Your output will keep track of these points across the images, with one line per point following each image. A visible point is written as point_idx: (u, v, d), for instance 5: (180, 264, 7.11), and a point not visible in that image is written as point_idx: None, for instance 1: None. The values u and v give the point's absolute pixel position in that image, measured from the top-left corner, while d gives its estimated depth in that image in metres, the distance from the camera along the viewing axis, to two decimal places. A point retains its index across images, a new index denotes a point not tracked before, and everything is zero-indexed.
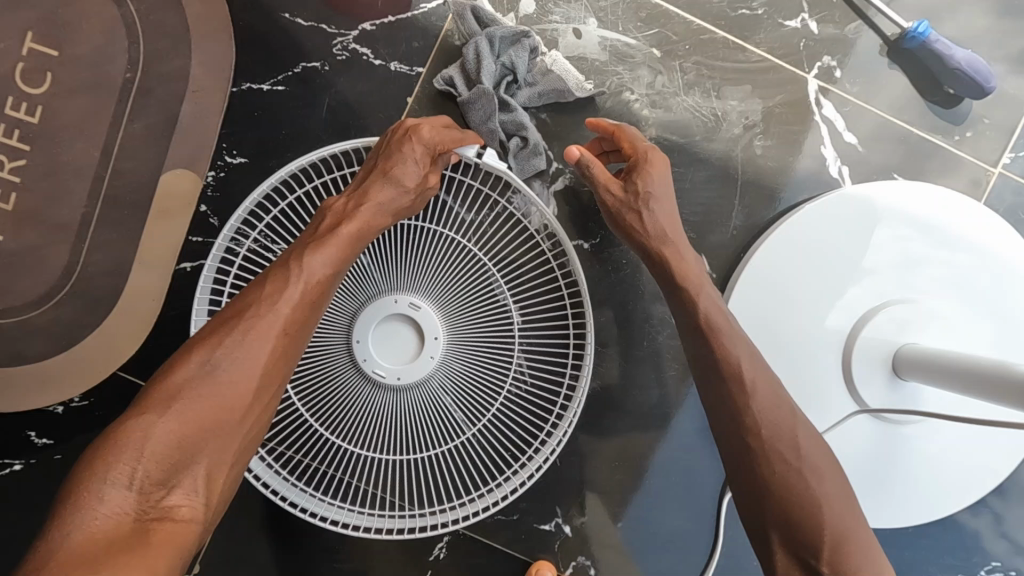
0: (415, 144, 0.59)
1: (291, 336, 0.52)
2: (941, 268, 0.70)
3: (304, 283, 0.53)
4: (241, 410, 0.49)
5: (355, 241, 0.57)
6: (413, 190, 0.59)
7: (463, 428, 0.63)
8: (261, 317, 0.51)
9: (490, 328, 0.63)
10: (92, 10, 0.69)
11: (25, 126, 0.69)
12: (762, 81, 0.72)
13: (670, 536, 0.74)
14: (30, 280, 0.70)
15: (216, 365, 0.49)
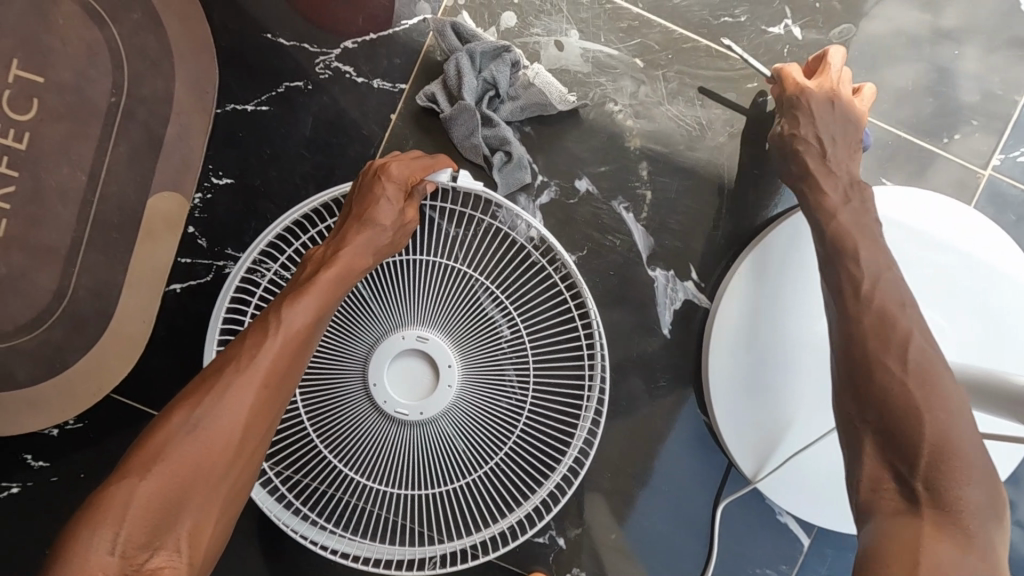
0: (387, 183, 0.61)
1: (275, 385, 0.52)
2: (925, 268, 0.70)
3: (282, 332, 0.53)
4: (223, 464, 0.49)
5: (338, 283, 0.56)
6: (390, 227, 0.60)
7: (482, 458, 0.62)
8: (243, 370, 0.51)
9: (504, 356, 0.61)
10: (75, 35, 0.69)
11: (12, 152, 0.69)
12: (746, 88, 0.72)
13: (665, 547, 0.74)
14: (22, 304, 0.70)
15: (197, 421, 0.49)
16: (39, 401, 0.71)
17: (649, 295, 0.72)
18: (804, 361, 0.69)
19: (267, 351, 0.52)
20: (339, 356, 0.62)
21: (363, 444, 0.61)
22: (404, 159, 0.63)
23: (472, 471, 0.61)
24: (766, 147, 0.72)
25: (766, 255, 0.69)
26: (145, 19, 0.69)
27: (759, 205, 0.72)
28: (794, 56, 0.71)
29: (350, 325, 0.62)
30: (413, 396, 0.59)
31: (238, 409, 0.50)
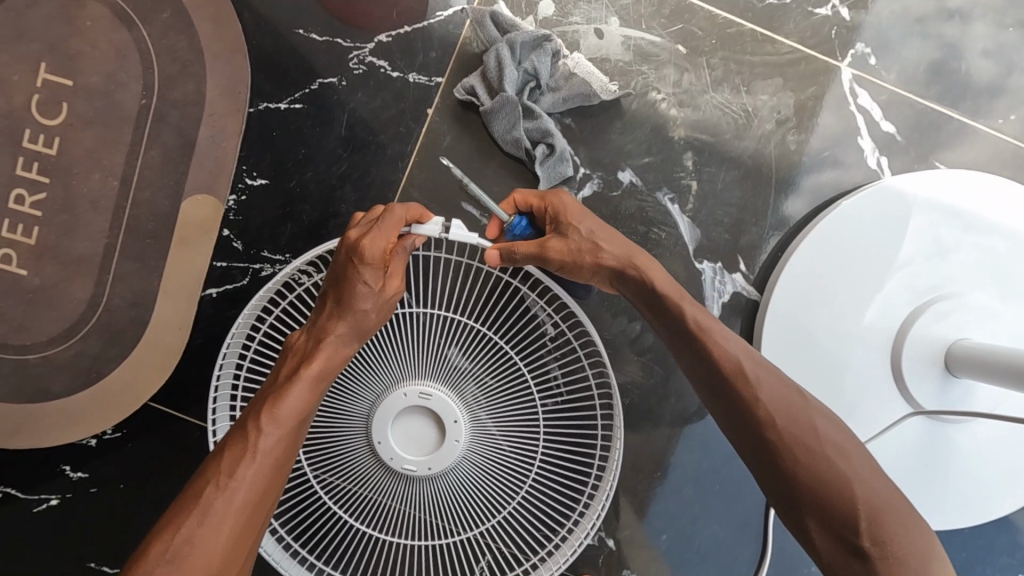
0: (362, 265, 0.54)
1: (256, 506, 0.48)
2: (972, 251, 0.67)
3: (257, 454, 0.49)
4: None
5: (318, 383, 0.52)
6: (372, 313, 0.54)
7: (496, 508, 0.59)
8: (220, 495, 0.47)
9: (514, 403, 0.58)
10: (104, 37, 0.67)
11: (43, 159, 0.68)
12: (793, 74, 0.69)
13: (716, 549, 0.72)
14: (54, 314, 0.69)
15: (173, 557, 0.45)
16: (77, 412, 0.69)
17: (696, 290, 0.70)
18: (862, 357, 0.67)
19: (244, 477, 0.48)
20: (340, 413, 0.59)
21: (373, 500, 0.59)
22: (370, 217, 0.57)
23: (487, 521, 0.59)
24: (815, 134, 0.70)
25: (816, 247, 0.67)
26: (174, 18, 0.68)
27: (808, 195, 0.70)
28: (843, 39, 0.69)
29: (350, 382, 0.59)
30: (420, 452, 0.57)
31: (217, 541, 0.46)
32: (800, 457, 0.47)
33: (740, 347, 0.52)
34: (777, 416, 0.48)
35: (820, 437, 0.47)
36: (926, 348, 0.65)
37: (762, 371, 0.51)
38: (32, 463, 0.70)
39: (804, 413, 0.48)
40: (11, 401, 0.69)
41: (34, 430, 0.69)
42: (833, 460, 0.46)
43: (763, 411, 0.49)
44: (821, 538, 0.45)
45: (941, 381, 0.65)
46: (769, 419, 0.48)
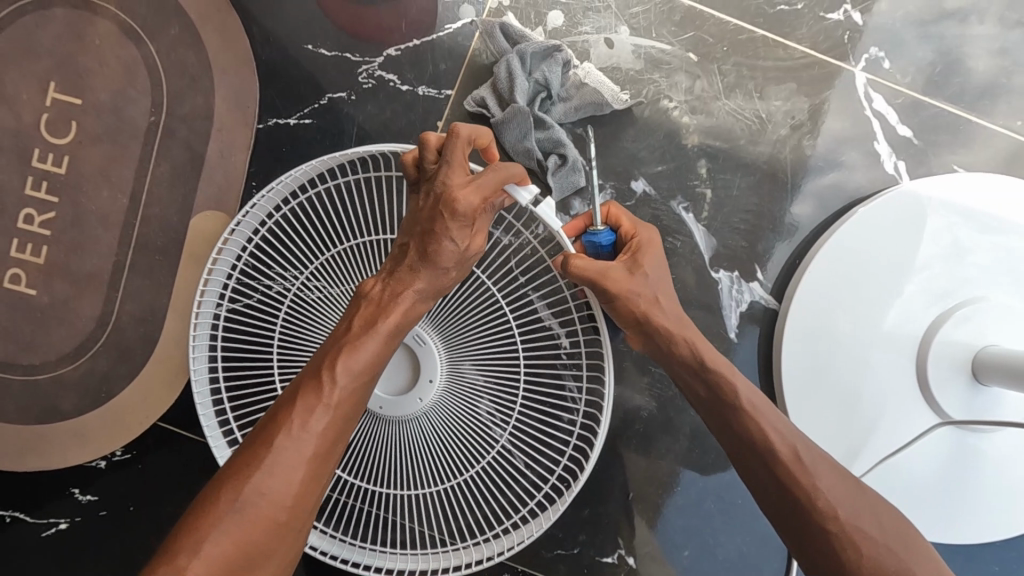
0: (453, 216, 0.50)
1: (327, 450, 0.48)
2: (993, 253, 0.65)
3: (333, 400, 0.48)
4: (275, 543, 0.45)
5: (392, 337, 0.51)
6: (453, 268, 0.52)
7: (470, 462, 0.59)
8: (293, 436, 0.46)
9: (488, 351, 0.58)
10: (113, 54, 0.67)
11: (52, 178, 0.67)
12: (806, 78, 0.68)
13: (739, 562, 0.70)
14: (64, 334, 0.68)
15: (248, 496, 0.44)
16: (87, 432, 0.68)
17: (713, 299, 0.69)
18: (886, 367, 0.65)
19: (318, 423, 0.47)
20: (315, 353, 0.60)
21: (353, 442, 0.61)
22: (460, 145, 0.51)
23: (462, 474, 0.59)
24: (832, 139, 0.69)
25: (835, 252, 0.65)
26: (182, 34, 0.67)
27: (825, 201, 0.69)
28: (855, 43, 0.68)
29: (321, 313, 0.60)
30: (392, 390, 0.59)
31: (290, 489, 0.45)
32: (864, 551, 0.47)
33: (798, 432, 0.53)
34: (837, 507, 0.48)
35: (883, 531, 0.48)
36: (951, 356, 0.64)
37: (815, 456, 0.51)
38: (40, 485, 0.69)
39: (869, 509, 0.49)
40: (22, 422, 0.69)
41: (42, 452, 0.68)
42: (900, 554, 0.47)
43: (825, 504, 0.48)
44: None
45: (970, 387, 0.64)
46: (833, 510, 0.48)
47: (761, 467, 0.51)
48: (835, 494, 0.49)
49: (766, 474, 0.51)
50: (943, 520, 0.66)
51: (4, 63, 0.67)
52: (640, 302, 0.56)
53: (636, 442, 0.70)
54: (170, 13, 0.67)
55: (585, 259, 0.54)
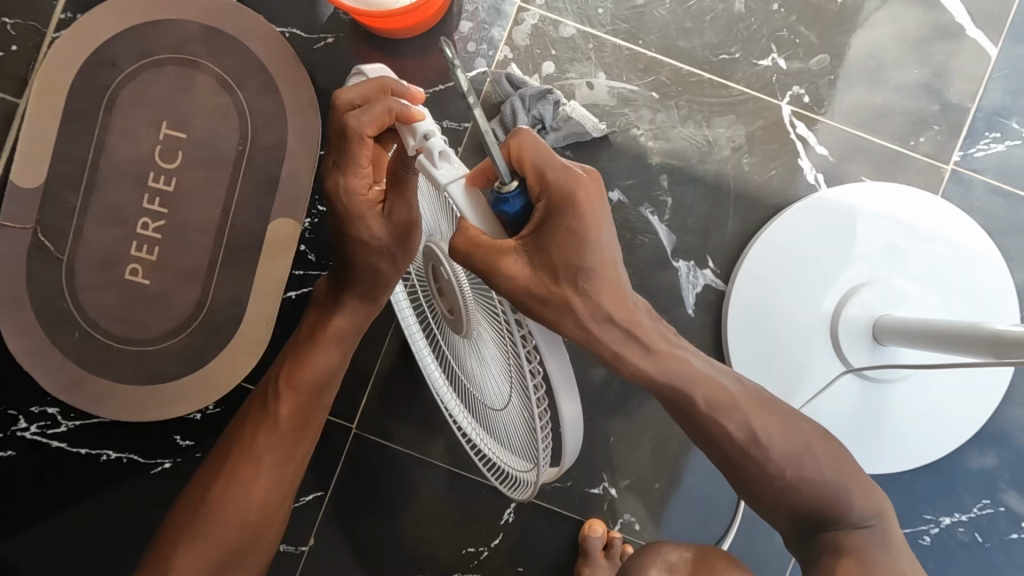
0: (360, 209, 0.62)
1: (297, 430, 0.73)
2: (920, 257, 0.84)
3: (294, 390, 0.72)
4: (274, 486, 0.71)
5: (338, 333, 0.72)
6: (376, 247, 0.64)
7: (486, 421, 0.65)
8: (270, 422, 0.72)
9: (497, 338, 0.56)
10: (210, 100, 0.88)
11: (163, 194, 0.88)
12: (744, 111, 0.88)
13: (700, 491, 0.88)
14: (170, 314, 0.88)
15: (252, 465, 0.71)
16: (186, 391, 0.88)
17: (674, 283, 0.88)
18: (808, 331, 0.84)
19: (282, 407, 0.72)
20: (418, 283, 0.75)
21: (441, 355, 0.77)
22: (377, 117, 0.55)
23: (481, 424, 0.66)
24: (766, 158, 0.88)
25: (770, 244, 0.85)
26: (263, 84, 0.88)
27: (762, 206, 0.88)
28: (782, 83, 0.88)
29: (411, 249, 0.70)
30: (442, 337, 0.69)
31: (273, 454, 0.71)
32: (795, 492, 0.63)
33: (758, 400, 0.61)
34: (783, 463, 0.61)
35: (814, 475, 0.62)
36: (858, 321, 0.82)
37: (768, 420, 0.60)
38: (150, 433, 0.89)
39: (811, 452, 0.62)
40: (135, 383, 0.88)
41: (153, 406, 0.88)
42: (834, 488, 0.62)
43: (774, 460, 0.61)
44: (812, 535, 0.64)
45: (871, 347, 0.82)
46: (781, 471, 0.62)
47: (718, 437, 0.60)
48: (781, 455, 0.61)
49: (724, 450, 0.62)
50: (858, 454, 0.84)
51: (127, 107, 0.88)
52: (543, 293, 0.49)
53: (616, 398, 0.89)
54: (253, 69, 0.88)
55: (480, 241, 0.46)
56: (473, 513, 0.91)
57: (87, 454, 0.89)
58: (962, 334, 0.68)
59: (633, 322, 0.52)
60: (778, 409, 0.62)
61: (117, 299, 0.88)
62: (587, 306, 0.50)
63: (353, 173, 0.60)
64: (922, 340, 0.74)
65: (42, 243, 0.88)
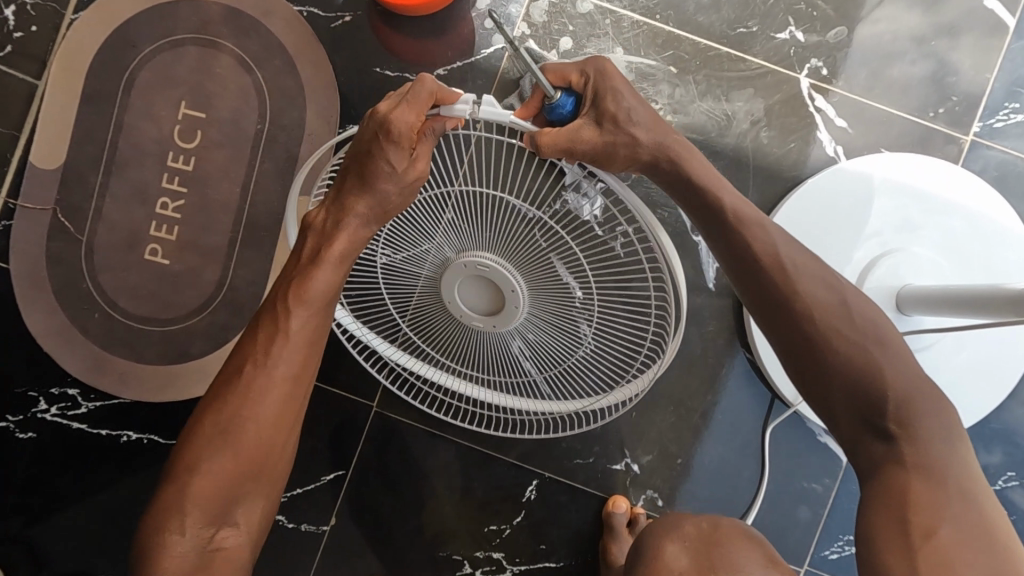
0: (391, 147, 0.57)
1: (293, 380, 0.64)
2: (933, 231, 0.84)
3: (289, 336, 0.63)
4: (265, 444, 0.63)
5: (343, 259, 0.62)
6: (403, 186, 0.58)
7: (551, 368, 0.70)
8: (265, 374, 0.63)
9: (565, 291, 0.60)
10: (229, 79, 0.88)
11: (183, 174, 0.88)
12: (762, 84, 0.88)
13: (724, 465, 0.88)
14: (191, 294, 0.88)
15: (239, 417, 0.62)
16: (206, 371, 0.87)
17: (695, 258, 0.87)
18: None
19: (279, 358, 0.63)
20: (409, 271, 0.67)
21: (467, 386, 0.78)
22: (415, 105, 0.56)
23: (544, 376, 0.71)
24: (785, 131, 0.88)
25: (793, 224, 0.85)
26: (282, 64, 0.88)
27: (781, 179, 0.88)
28: (800, 56, 0.88)
29: (413, 235, 0.63)
30: (482, 311, 0.66)
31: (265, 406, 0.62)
32: (837, 347, 0.58)
33: (782, 240, 0.62)
34: (813, 310, 0.59)
35: (853, 326, 0.58)
36: (881, 291, 0.82)
37: (798, 263, 0.61)
38: (171, 413, 0.88)
39: (837, 304, 0.59)
40: (157, 364, 0.88)
41: (173, 387, 0.88)
42: (877, 363, 0.57)
43: (804, 306, 0.59)
44: (847, 419, 0.59)
45: (894, 317, 0.82)
46: (812, 316, 0.59)
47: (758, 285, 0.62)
48: (813, 301, 0.59)
49: (764, 299, 0.61)
50: None
51: (146, 88, 0.88)
52: (603, 149, 0.60)
53: None
54: (272, 48, 0.88)
55: (552, 134, 0.55)
56: (495, 491, 0.90)
57: (108, 435, 0.88)
58: (988, 297, 0.68)
59: (664, 141, 0.64)
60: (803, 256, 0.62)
61: (137, 279, 0.88)
62: (638, 132, 0.62)
63: (394, 112, 0.56)
64: (945, 306, 0.74)
65: (63, 224, 0.88)
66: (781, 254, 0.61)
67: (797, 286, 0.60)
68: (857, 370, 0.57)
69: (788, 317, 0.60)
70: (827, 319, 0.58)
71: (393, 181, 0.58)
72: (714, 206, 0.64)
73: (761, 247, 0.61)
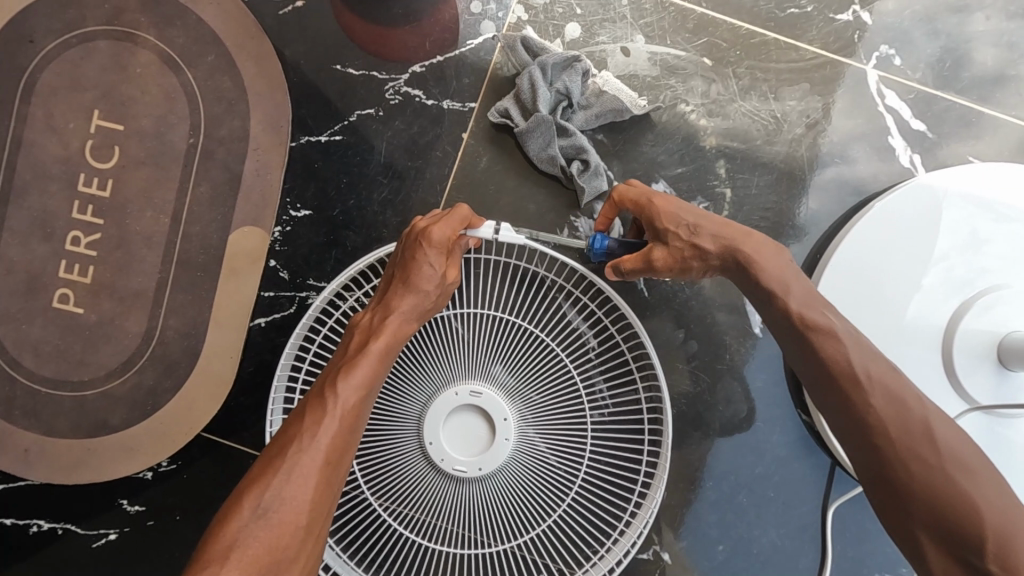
0: (430, 250, 0.57)
1: (337, 464, 0.50)
2: (1013, 244, 0.67)
3: (337, 412, 0.51)
4: (300, 541, 0.47)
5: (386, 356, 0.55)
6: (436, 291, 0.57)
7: (542, 515, 0.61)
8: (305, 454, 0.49)
9: (563, 412, 0.61)
10: (153, 82, 0.71)
11: (98, 202, 0.71)
12: (819, 78, 0.72)
13: (776, 557, 0.70)
14: (111, 350, 0.70)
15: (266, 507, 0.47)
16: (130, 444, 0.70)
17: (736, 296, 0.72)
18: (911, 351, 0.66)
19: (325, 434, 0.50)
20: (394, 415, 0.61)
21: (447, 530, 0.60)
22: (451, 220, 0.58)
23: (535, 527, 0.60)
24: (846, 136, 0.72)
25: (852, 250, 0.67)
26: (219, 61, 0.71)
27: (843, 196, 0.72)
28: (865, 42, 0.72)
29: (404, 382, 0.62)
30: (467, 452, 0.60)
31: (303, 495, 0.48)
32: (915, 467, 0.47)
33: (863, 351, 0.51)
34: (887, 423, 0.48)
35: (941, 445, 0.47)
36: (976, 342, 0.65)
37: (871, 368, 0.50)
38: (91, 496, 0.72)
39: (919, 412, 0.48)
40: (70, 436, 0.70)
41: (90, 465, 0.70)
42: (961, 482, 0.45)
43: (875, 420, 0.49)
44: (932, 548, 0.45)
45: (995, 373, 0.65)
46: (884, 428, 0.48)
47: (825, 391, 0.52)
48: (890, 410, 0.49)
49: (838, 402, 0.51)
50: None
51: (50, 94, 0.71)
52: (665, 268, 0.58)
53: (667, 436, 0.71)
54: (207, 43, 0.71)
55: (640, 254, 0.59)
56: None
57: (15, 524, 0.72)
58: None
59: (735, 249, 0.56)
60: (883, 362, 0.51)
61: (43, 332, 0.70)
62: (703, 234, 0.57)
63: (437, 220, 0.58)
64: None
65: None
66: (858, 364, 0.51)
67: (868, 386, 0.50)
68: (930, 490, 0.46)
69: (847, 430, 0.50)
70: (918, 421, 0.48)
71: (428, 284, 0.57)
72: (779, 307, 0.54)
73: (834, 360, 0.51)
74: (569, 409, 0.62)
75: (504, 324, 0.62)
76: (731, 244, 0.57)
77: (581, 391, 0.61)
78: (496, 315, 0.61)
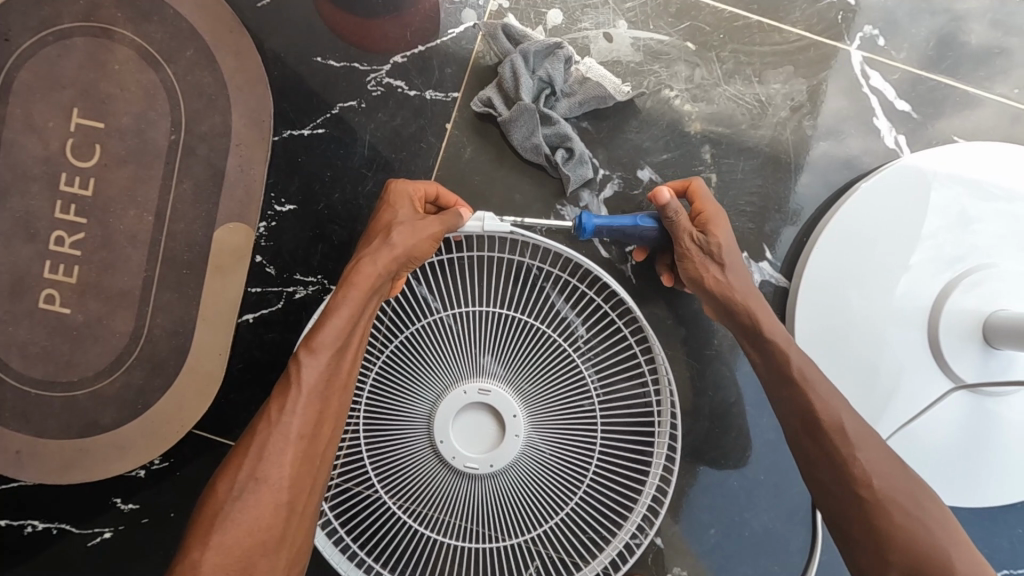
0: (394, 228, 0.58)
1: (312, 438, 0.51)
2: (998, 222, 0.67)
3: (303, 391, 0.51)
4: (279, 517, 0.48)
5: (352, 328, 0.54)
6: (399, 261, 0.57)
7: (553, 509, 0.61)
8: (276, 430, 0.50)
9: (570, 408, 0.61)
10: (130, 78, 0.70)
11: (81, 201, 0.70)
12: (803, 61, 0.72)
13: (768, 539, 0.71)
14: (99, 350, 0.70)
15: (244, 485, 0.48)
16: (122, 444, 0.70)
17: None
18: (897, 331, 0.66)
19: (294, 412, 0.51)
20: (403, 413, 0.61)
21: (458, 525, 0.61)
22: (405, 202, 0.61)
23: (545, 521, 0.61)
24: (833, 117, 0.72)
25: (838, 232, 0.67)
26: (198, 56, 0.70)
27: (829, 179, 0.71)
28: (849, 23, 0.72)
29: (410, 382, 0.61)
30: (478, 449, 0.60)
31: (278, 471, 0.49)
32: (898, 518, 0.50)
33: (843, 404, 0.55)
34: (872, 474, 0.52)
35: (917, 500, 0.51)
36: (963, 321, 0.65)
37: (858, 427, 0.54)
38: (84, 496, 0.72)
39: (903, 476, 0.52)
40: (61, 437, 0.70)
41: (83, 465, 0.70)
42: (936, 533, 0.49)
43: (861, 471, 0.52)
44: None
45: (981, 351, 0.65)
46: (868, 477, 0.52)
47: (817, 435, 0.54)
48: (873, 465, 0.52)
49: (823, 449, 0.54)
50: (971, 490, 0.67)
51: (29, 93, 0.70)
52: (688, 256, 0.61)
53: None
54: (185, 38, 0.70)
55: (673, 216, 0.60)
56: None
57: (11, 525, 0.72)
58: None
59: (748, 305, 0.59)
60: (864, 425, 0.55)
61: (29, 334, 0.70)
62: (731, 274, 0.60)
63: (401, 206, 0.61)
64: None
65: None
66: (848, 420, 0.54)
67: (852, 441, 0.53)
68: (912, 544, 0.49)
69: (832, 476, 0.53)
70: (895, 480, 0.52)
71: (392, 252, 0.57)
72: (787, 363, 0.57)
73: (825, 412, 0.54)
74: (575, 402, 0.61)
75: (508, 319, 0.62)
76: (742, 290, 0.59)
77: (587, 385, 0.61)
78: (499, 312, 0.61)
